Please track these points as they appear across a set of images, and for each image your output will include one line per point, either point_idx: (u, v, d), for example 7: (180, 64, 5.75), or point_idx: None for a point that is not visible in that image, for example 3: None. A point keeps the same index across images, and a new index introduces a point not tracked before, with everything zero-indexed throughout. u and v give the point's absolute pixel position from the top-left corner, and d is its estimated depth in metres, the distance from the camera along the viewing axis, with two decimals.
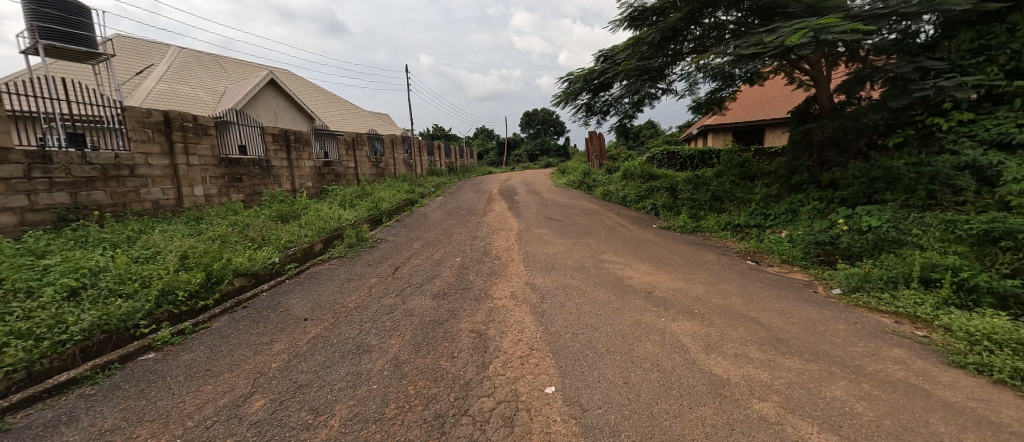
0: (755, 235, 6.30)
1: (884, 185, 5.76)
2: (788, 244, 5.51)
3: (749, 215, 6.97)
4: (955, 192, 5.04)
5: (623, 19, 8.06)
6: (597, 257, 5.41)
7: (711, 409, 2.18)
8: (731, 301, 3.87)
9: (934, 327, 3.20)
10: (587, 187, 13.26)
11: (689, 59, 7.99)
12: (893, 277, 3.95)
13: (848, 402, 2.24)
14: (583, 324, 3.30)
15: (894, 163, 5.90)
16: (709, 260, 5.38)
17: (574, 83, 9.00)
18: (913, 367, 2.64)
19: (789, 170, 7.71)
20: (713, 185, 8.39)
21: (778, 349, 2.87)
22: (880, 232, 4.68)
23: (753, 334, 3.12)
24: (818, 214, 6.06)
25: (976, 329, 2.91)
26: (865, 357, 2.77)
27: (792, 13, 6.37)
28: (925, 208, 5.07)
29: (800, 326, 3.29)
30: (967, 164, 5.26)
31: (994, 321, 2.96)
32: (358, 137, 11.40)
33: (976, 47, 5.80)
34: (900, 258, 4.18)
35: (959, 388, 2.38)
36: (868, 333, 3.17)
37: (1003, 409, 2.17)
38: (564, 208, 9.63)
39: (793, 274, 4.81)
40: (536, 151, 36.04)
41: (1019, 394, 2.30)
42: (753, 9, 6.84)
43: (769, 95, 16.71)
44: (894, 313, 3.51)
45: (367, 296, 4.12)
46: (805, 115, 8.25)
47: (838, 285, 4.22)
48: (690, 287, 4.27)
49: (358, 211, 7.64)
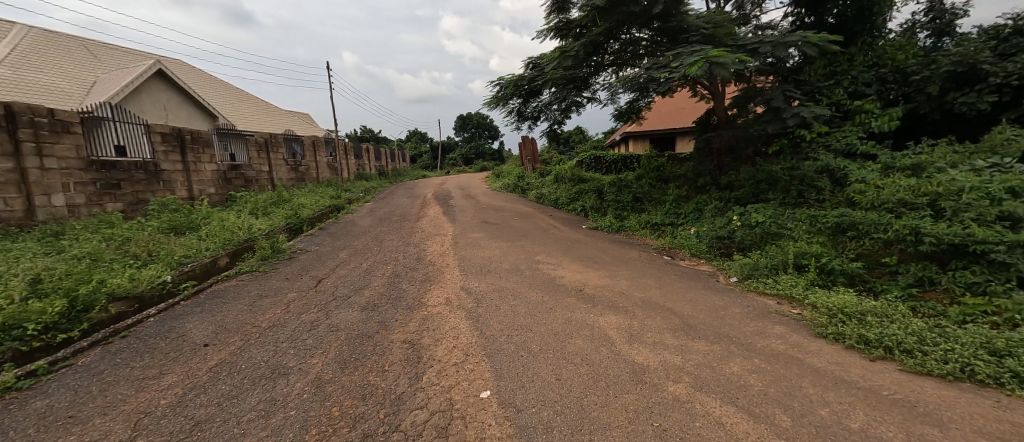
0: (670, 232, 6.92)
1: (767, 186, 6.69)
2: (696, 239, 6.13)
3: (665, 214, 7.64)
4: (817, 191, 6.03)
5: (548, 30, 8.41)
6: (531, 258, 5.55)
7: (634, 396, 2.35)
8: (650, 293, 4.21)
9: (804, 305, 3.79)
10: (521, 190, 13.54)
11: (610, 71, 8.59)
12: (775, 264, 4.58)
13: (743, 376, 2.56)
14: (517, 325, 3.36)
15: (773, 167, 6.89)
16: (632, 257, 5.78)
17: (505, 88, 9.18)
18: (791, 340, 3.09)
19: (695, 173, 8.60)
20: (634, 188, 9.06)
21: (688, 335, 3.19)
22: (764, 227, 5.41)
23: (668, 323, 3.43)
24: (718, 212, 6.84)
25: (833, 304, 3.51)
26: (756, 335, 3.19)
27: (693, 36, 7.15)
28: (797, 205, 5.97)
29: (706, 312, 3.68)
30: (823, 169, 6.34)
31: (845, 297, 3.59)
32: (272, 138, 10.42)
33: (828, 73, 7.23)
34: (779, 248, 4.87)
35: (823, 355, 2.85)
36: (758, 313, 3.66)
37: (853, 369, 2.65)
38: (498, 211, 9.72)
39: (700, 266, 5.37)
40: (470, 154, 35.94)
41: (861, 354, 2.84)
42: (661, 30, 7.53)
43: (679, 106, 18.49)
44: (777, 295, 4.09)
45: (284, 313, 3.78)
46: (706, 125, 9.30)
47: (734, 273, 4.80)
48: (616, 283, 4.56)
49: (273, 220, 6.99)
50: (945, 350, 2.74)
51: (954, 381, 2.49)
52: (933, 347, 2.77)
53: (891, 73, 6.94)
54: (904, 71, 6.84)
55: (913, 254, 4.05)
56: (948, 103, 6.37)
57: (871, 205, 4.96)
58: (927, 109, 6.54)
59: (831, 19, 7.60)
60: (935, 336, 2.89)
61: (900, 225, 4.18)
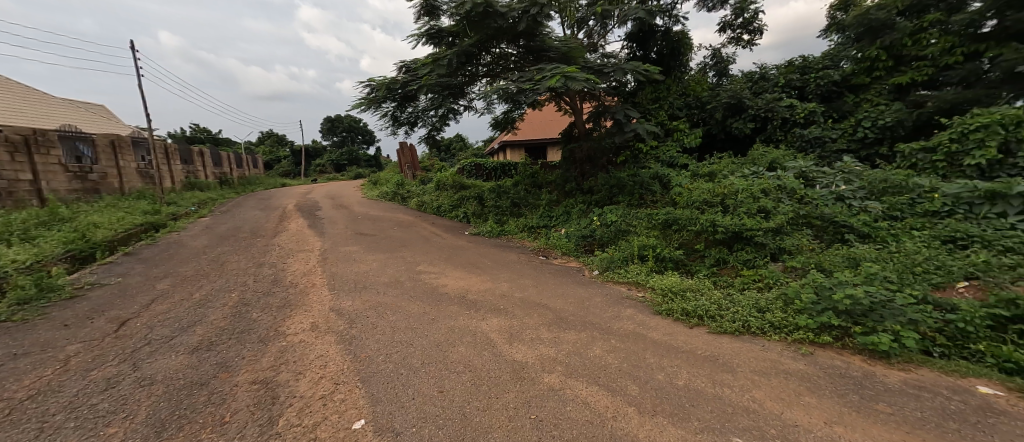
0: (545, 234, 7.47)
1: (618, 190, 7.76)
2: (566, 238, 6.74)
3: (539, 217, 8.20)
4: (652, 193, 7.28)
5: (420, 35, 8.30)
6: (412, 269, 5.36)
7: (513, 393, 2.47)
8: (529, 292, 4.46)
9: (646, 288, 4.51)
10: (400, 198, 12.96)
11: (484, 82, 8.89)
12: (626, 257, 5.32)
13: (603, 357, 2.91)
14: (395, 342, 3.21)
15: (621, 174, 8.06)
16: (512, 260, 6.05)
17: (376, 90, 8.72)
18: (639, 320, 3.63)
19: (563, 179, 9.45)
20: (512, 194, 9.52)
21: (561, 327, 3.48)
22: (616, 225, 6.26)
23: (543, 318, 3.69)
24: (582, 213, 7.65)
25: (663, 285, 4.27)
26: (614, 319, 3.66)
27: (552, 55, 7.94)
28: (638, 205, 7.11)
29: (575, 304, 4.07)
30: (655, 176, 7.67)
31: (674, 279, 4.39)
32: (35, 136, 7.97)
33: (654, 97, 9.23)
34: (627, 243, 5.69)
35: (661, 329, 3.42)
36: (614, 300, 4.21)
37: (680, 338, 3.25)
38: (374, 221, 9.14)
39: (570, 263, 5.93)
40: (340, 160, 33.04)
41: (682, 323, 3.53)
42: (527, 48, 8.13)
43: (549, 118, 20.14)
44: (628, 282, 4.77)
45: (66, 371, 2.86)
46: (570, 136, 10.35)
47: (596, 267, 5.43)
48: (498, 286, 4.72)
49: (44, 246, 5.28)
50: (733, 312, 3.57)
51: (740, 336, 3.28)
52: (726, 312, 3.57)
53: (693, 102, 9.31)
54: (697, 102, 9.26)
55: (710, 241, 5.16)
56: (726, 126, 8.84)
57: (687, 203, 6.17)
58: (716, 130, 8.93)
59: (653, 54, 9.26)
60: (727, 302, 3.75)
61: (703, 220, 5.20)
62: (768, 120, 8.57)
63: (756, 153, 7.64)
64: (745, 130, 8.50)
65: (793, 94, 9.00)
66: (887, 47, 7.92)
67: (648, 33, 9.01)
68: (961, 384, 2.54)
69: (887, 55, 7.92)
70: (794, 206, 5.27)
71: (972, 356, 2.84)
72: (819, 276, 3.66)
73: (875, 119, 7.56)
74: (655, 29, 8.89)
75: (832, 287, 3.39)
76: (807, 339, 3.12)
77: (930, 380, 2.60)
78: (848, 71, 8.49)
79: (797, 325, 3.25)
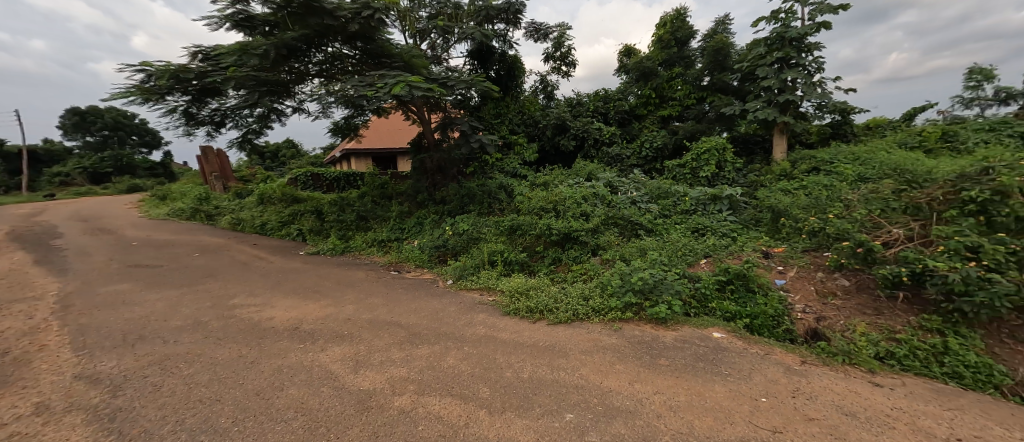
0: (395, 247, 7.18)
1: (468, 199, 8.03)
2: (418, 250, 6.62)
3: (390, 230, 7.83)
4: (499, 201, 7.80)
5: (223, 19, 6.99)
6: (221, 305, 4.42)
7: (358, 427, 2.28)
8: (377, 312, 4.21)
9: (496, 292, 4.78)
10: (206, 215, 10.59)
11: (316, 82, 8.07)
12: (477, 263, 5.53)
13: (456, 366, 2.97)
14: (196, 400, 2.57)
15: (471, 184, 8.40)
16: (358, 279, 5.61)
17: (161, 78, 6.99)
18: (490, 323, 3.83)
19: (414, 190, 9.24)
20: (356, 206, 8.85)
21: (413, 344, 3.39)
22: (468, 233, 6.47)
23: (394, 337, 3.54)
24: (435, 224, 7.63)
25: (511, 286, 4.60)
26: (467, 326, 3.76)
27: (393, 62, 7.74)
28: (487, 213, 7.56)
29: (427, 318, 4.03)
30: (502, 187, 8.28)
31: (520, 280, 4.78)
32: None
33: (497, 114, 10.06)
34: (478, 250, 5.94)
35: (508, 329, 3.67)
36: (467, 308, 4.32)
37: (526, 334, 3.56)
38: (167, 248, 7.22)
39: (423, 275, 5.84)
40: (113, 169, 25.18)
41: (526, 320, 3.89)
42: (365, 50, 7.72)
43: (395, 127, 19.46)
44: (480, 288, 4.98)
45: None
46: (418, 147, 10.25)
47: (450, 277, 5.49)
48: (341, 310, 4.30)
49: None
50: (564, 304, 4.06)
51: (572, 322, 3.79)
52: (560, 304, 4.05)
53: (529, 119, 10.57)
54: (531, 120, 10.46)
55: (547, 242, 5.79)
56: (554, 142, 10.26)
57: (527, 210, 6.77)
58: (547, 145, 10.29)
59: (493, 73, 9.94)
60: (559, 296, 4.24)
61: (541, 224, 5.85)
62: (584, 140, 10.14)
63: (579, 166, 8.96)
64: (568, 147, 9.97)
65: (600, 118, 10.70)
66: (655, 89, 10.29)
67: (486, 53, 9.61)
68: (704, 333, 3.52)
69: (656, 95, 10.26)
70: (605, 210, 6.30)
71: (710, 312, 3.92)
72: (621, 265, 4.43)
73: (651, 142, 9.67)
74: (492, 50, 9.56)
75: (630, 273, 4.19)
76: (617, 317, 3.77)
77: (688, 335, 3.48)
78: (633, 103, 10.55)
79: (612, 307, 3.90)
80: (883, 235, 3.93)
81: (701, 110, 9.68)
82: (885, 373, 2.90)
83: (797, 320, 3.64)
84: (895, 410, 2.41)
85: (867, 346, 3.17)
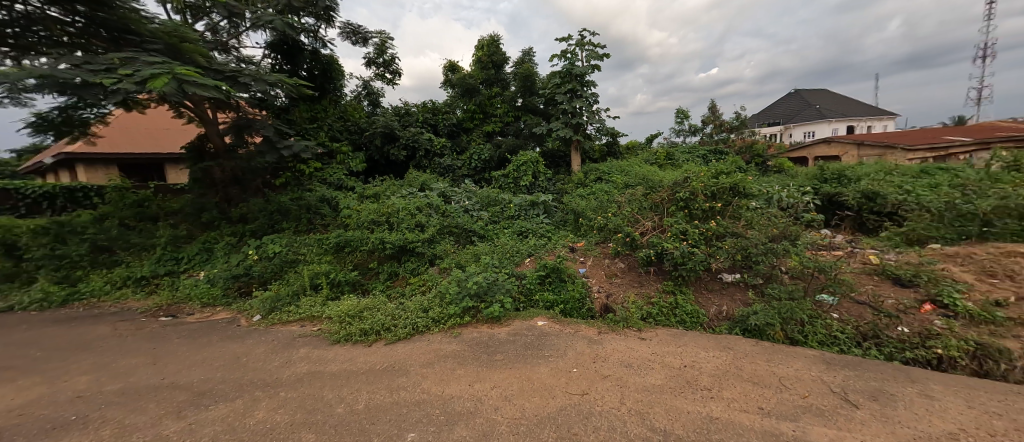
0: (168, 285, 5.46)
1: (278, 216, 6.86)
2: (206, 285, 5.22)
3: (156, 263, 5.90)
4: (321, 217, 7.09)
5: None
6: None
7: None
8: (139, 377, 3.10)
9: (320, 320, 4.16)
10: None
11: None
12: (293, 291, 4.71)
13: (270, 417, 2.42)
14: None
15: (282, 198, 7.25)
16: (102, 336, 4.02)
17: None
18: (312, 358, 3.28)
19: (196, 207, 7.23)
20: (91, 233, 6.35)
21: (203, 405, 2.62)
22: (282, 256, 5.53)
23: (170, 403, 2.67)
24: (232, 249, 6.18)
25: (339, 311, 4.09)
26: (284, 367, 3.14)
27: (149, 44, 5.82)
28: (307, 231, 6.67)
29: (225, 367, 3.20)
30: (323, 199, 7.59)
31: (349, 302, 4.30)
32: None
33: (311, 117, 9.00)
34: (296, 275, 5.12)
35: (337, 360, 3.22)
36: (281, 345, 3.60)
37: (360, 360, 3.20)
38: None
39: (216, 315, 4.62)
40: None
41: (359, 344, 3.51)
42: (95, 19, 5.56)
43: (158, 125, 14.88)
44: (298, 319, 4.24)
45: None
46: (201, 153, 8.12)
47: (256, 311, 4.47)
48: (69, 385, 3.01)
49: None
50: (405, 318, 3.85)
51: (412, 337, 3.60)
52: (399, 321, 3.80)
53: (354, 127, 9.84)
54: (353, 128, 9.84)
55: (382, 256, 5.43)
56: (384, 153, 9.85)
57: (357, 224, 6.19)
58: (377, 156, 9.82)
59: (303, 71, 8.78)
60: (399, 311, 4.00)
61: (372, 238, 5.40)
62: (415, 151, 9.99)
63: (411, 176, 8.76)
64: (399, 158, 9.69)
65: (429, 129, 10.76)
66: (479, 105, 10.90)
67: (292, 48, 8.36)
68: (530, 323, 3.84)
69: (479, 110, 10.89)
70: (440, 219, 6.28)
71: (533, 304, 4.26)
72: (456, 272, 4.39)
73: (479, 155, 10.18)
74: (300, 46, 8.37)
75: (465, 278, 4.23)
76: (457, 322, 3.79)
77: (519, 328, 3.73)
78: (460, 117, 10.94)
79: (452, 314, 3.88)
80: (639, 227, 4.53)
81: (518, 127, 10.77)
82: (647, 329, 3.61)
83: (593, 298, 4.17)
84: (654, 354, 3.13)
85: (635, 311, 3.80)
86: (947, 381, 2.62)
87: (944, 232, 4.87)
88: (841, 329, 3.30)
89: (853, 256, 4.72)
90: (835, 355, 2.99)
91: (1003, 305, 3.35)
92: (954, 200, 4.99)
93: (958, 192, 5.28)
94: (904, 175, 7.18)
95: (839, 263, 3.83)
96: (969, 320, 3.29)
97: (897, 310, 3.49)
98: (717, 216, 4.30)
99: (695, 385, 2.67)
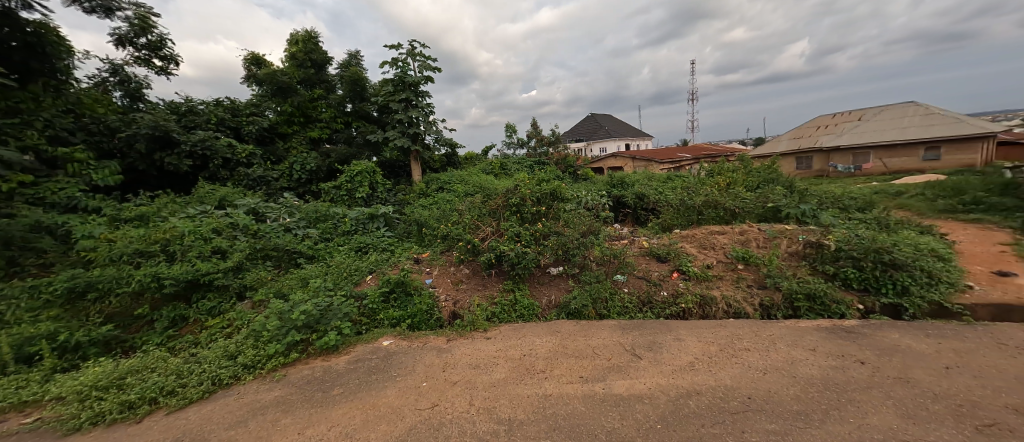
0: None
1: None
2: None
3: None
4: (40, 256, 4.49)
5: None
6: None
7: None
8: None
9: (45, 403, 2.89)
10: None
11: None
12: None
13: None
14: None
15: None
16: None
17: None
18: None
19: None
20: None
21: None
22: None
23: None
24: None
25: (82, 382, 2.93)
26: None
27: None
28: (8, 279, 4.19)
29: None
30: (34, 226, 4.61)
31: (100, 368, 3.14)
32: None
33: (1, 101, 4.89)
34: None
35: None
36: None
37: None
38: None
39: None
40: None
41: (125, 423, 2.65)
42: None
43: None
44: None
45: None
46: None
47: None
48: None
49: None
50: (200, 373, 3.10)
51: (212, 395, 2.93)
52: (188, 379, 3.01)
53: (93, 125, 6.66)
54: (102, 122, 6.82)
55: (163, 299, 4.22)
56: (158, 162, 7.34)
57: (108, 260, 4.39)
58: (143, 166, 7.19)
59: None
60: (189, 366, 3.17)
61: (139, 275, 4.07)
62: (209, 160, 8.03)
63: (202, 190, 6.94)
64: (181, 168, 7.32)
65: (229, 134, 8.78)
66: (297, 106, 9.74)
67: None
68: (375, 345, 3.64)
69: (299, 113, 9.75)
70: (250, 241, 5.30)
71: (378, 324, 4.06)
72: (277, 302, 3.79)
73: (302, 164, 9.01)
74: None
75: (291, 309, 3.67)
76: (279, 364, 3.26)
77: (360, 354, 3.48)
78: (273, 120, 9.48)
79: (271, 354, 3.33)
80: (479, 233, 4.82)
81: (350, 135, 10.11)
82: (492, 329, 3.86)
83: (441, 307, 4.25)
84: (498, 351, 3.38)
85: (481, 313, 4.03)
86: (690, 326, 3.54)
87: (682, 220, 6.34)
88: (633, 300, 4.05)
89: (632, 242, 5.54)
90: (627, 321, 3.76)
91: (714, 267, 4.51)
92: (686, 198, 6.64)
93: (690, 191, 7.28)
94: (663, 181, 9.62)
95: (625, 250, 4.82)
96: (698, 280, 4.28)
97: (658, 279, 4.37)
98: (542, 218, 4.87)
99: (532, 371, 3.00)
